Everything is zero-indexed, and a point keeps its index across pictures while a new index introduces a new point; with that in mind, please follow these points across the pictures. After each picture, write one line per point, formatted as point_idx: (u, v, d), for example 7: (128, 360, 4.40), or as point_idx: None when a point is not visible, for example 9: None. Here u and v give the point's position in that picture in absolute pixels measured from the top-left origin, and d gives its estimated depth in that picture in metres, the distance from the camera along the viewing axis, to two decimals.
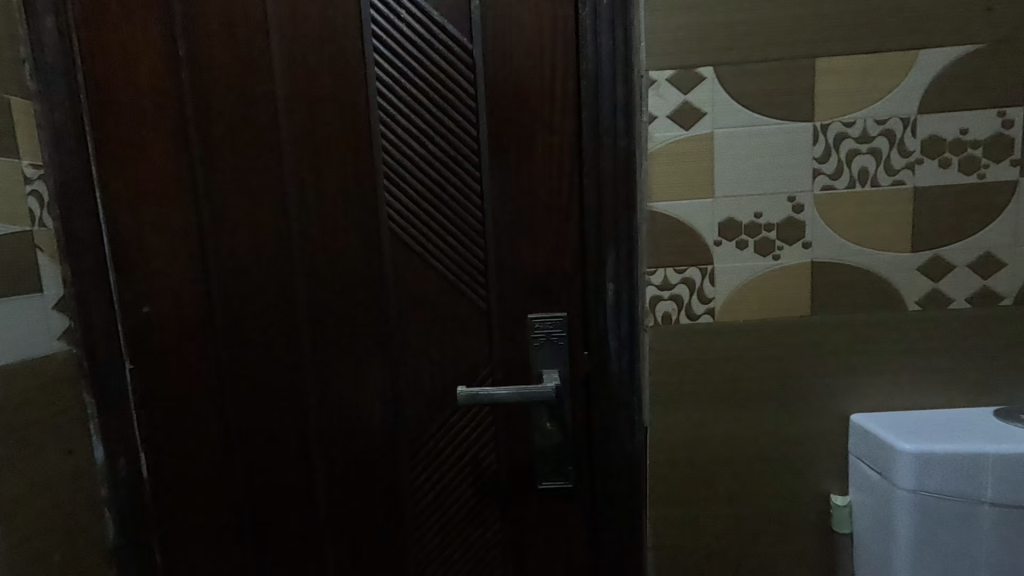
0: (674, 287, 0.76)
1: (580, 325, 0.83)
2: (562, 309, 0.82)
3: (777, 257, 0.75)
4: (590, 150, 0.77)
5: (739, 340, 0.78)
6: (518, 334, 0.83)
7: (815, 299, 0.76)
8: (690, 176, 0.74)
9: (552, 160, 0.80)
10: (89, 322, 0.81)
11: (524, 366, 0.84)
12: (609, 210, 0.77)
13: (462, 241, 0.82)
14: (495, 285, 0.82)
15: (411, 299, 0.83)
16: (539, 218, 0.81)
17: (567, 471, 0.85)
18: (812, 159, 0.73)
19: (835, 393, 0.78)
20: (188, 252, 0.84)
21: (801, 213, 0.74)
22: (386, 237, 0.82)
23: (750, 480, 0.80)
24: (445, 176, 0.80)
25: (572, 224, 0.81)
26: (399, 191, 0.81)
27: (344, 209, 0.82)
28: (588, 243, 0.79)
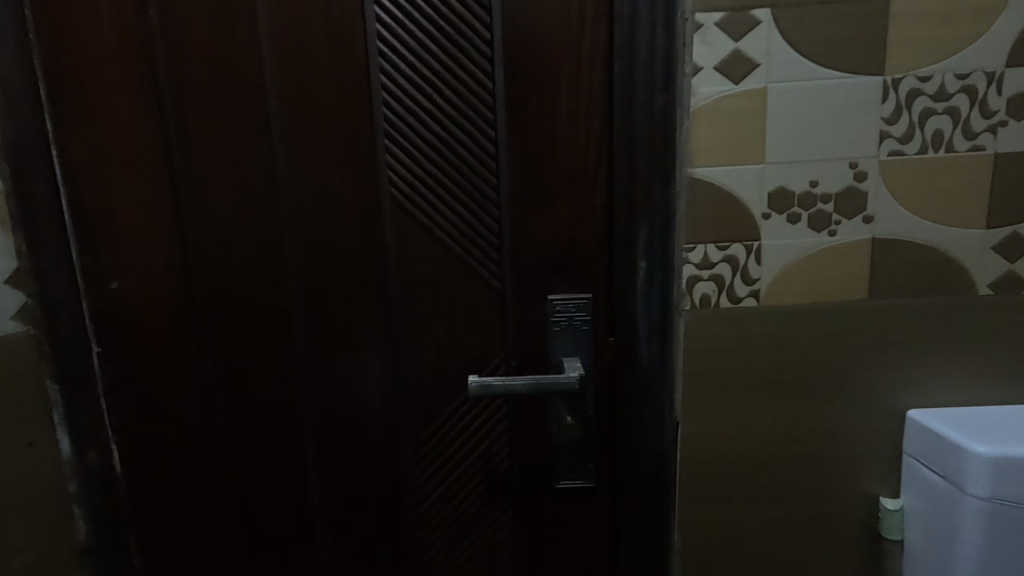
0: (715, 266, 0.67)
1: (606, 309, 0.73)
2: (586, 289, 0.73)
3: (834, 233, 0.66)
4: (623, 107, 0.67)
5: (786, 326, 0.69)
6: (536, 317, 0.74)
7: (875, 281, 0.67)
8: (737, 139, 0.64)
9: (577, 120, 0.70)
10: (49, 299, 0.72)
11: (542, 353, 0.75)
12: (644, 177, 0.67)
13: (474, 211, 0.72)
14: (511, 262, 0.73)
15: (416, 278, 0.74)
16: (562, 186, 0.71)
17: (588, 469, 0.77)
18: (879, 120, 0.63)
19: (890, 386, 0.70)
20: (162, 222, 0.74)
21: (863, 182, 0.65)
22: (387, 205, 0.72)
23: (791, 482, 0.72)
24: (455, 137, 0.70)
25: (600, 192, 0.71)
26: (403, 153, 0.71)
27: (340, 173, 0.72)
28: (618, 215, 0.70)
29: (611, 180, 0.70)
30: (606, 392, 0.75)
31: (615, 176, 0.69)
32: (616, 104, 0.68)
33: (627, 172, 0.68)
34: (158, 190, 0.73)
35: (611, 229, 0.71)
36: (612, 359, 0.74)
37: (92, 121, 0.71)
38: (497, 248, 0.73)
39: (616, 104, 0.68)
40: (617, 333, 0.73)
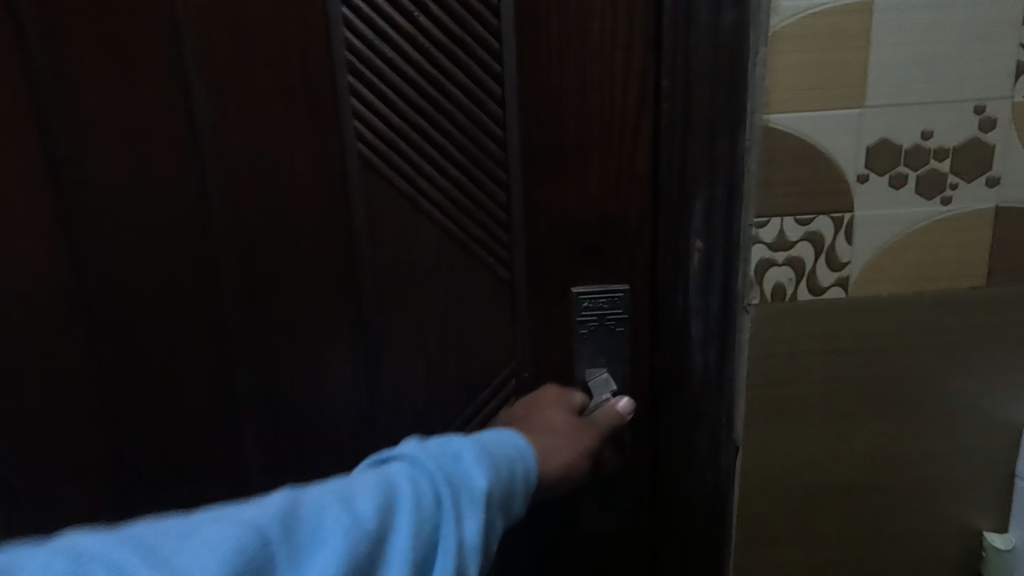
0: (792, 247, 0.51)
1: (646, 302, 0.57)
2: (620, 278, 0.57)
3: (947, 201, 0.50)
4: (675, 32, 0.50)
5: (879, 323, 0.53)
6: (556, 314, 0.58)
7: (994, 262, 0.52)
8: (832, 72, 0.48)
9: (612, 51, 0.52)
10: None
11: (563, 360, 0.58)
12: (701, 128, 0.51)
13: (474, 176, 0.54)
14: (523, 244, 0.56)
15: (399, 267, 0.56)
16: (592, 142, 0.54)
17: (621, 503, 0.61)
18: (1017, 47, 0.48)
19: (1003, 395, 0.55)
20: (37, 195, 0.53)
21: (989, 133, 0.49)
22: (354, 167, 0.54)
23: (874, 516, 0.58)
24: (448, 76, 0.52)
25: (641, 150, 0.53)
26: (378, 98, 0.52)
27: (290, 126, 0.53)
28: (667, 180, 0.53)
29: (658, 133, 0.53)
30: (643, 407, 0.59)
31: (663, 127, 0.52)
32: (665, 27, 0.50)
33: (679, 121, 0.51)
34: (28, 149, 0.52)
35: (657, 198, 0.54)
36: (653, 366, 0.58)
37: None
38: (505, 227, 0.55)
39: (665, 28, 0.50)
40: (661, 334, 0.56)
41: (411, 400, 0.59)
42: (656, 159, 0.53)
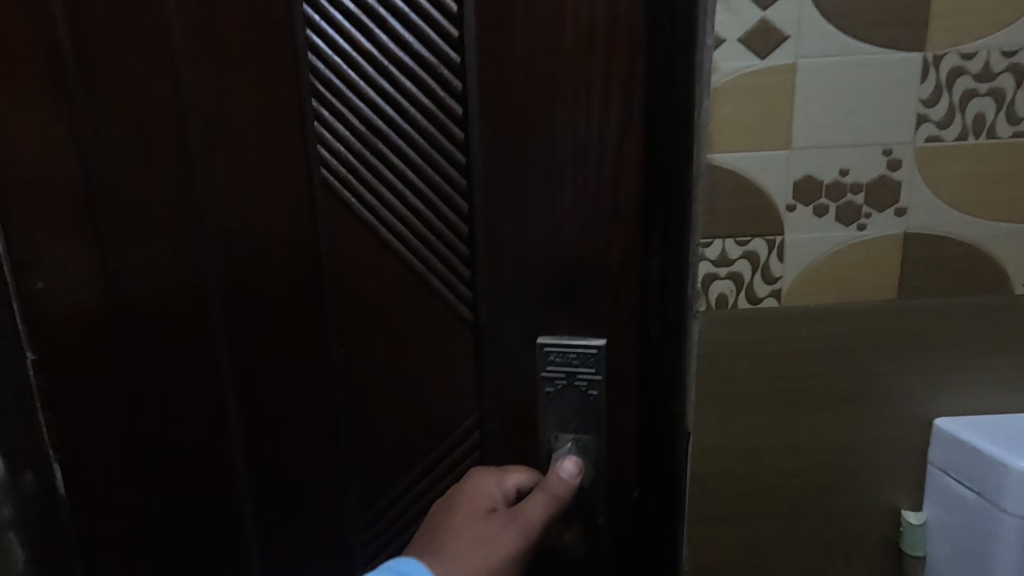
0: (733, 263, 0.61)
1: (603, 360, 0.67)
2: (580, 305, 0.66)
3: (863, 227, 0.60)
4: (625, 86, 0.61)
5: (808, 328, 0.63)
6: (521, 346, 0.68)
7: (904, 279, 0.61)
8: (763, 119, 0.58)
9: (569, 96, 0.61)
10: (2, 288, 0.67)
11: (530, 405, 0.69)
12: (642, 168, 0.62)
13: (434, 204, 0.65)
14: (483, 254, 0.66)
15: (378, 267, 0.68)
16: (542, 172, 0.63)
17: (586, 492, 0.71)
18: (918, 101, 0.57)
19: (915, 392, 0.64)
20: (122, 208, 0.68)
21: (897, 171, 0.59)
22: (319, 195, 0.66)
23: (805, 494, 0.68)
24: (412, 113, 0.63)
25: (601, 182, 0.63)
26: (351, 125, 0.64)
27: (289, 149, 0.65)
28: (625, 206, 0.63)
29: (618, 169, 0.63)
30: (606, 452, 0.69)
31: (599, 157, 0.63)
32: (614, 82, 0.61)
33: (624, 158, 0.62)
34: (123, 176, 0.67)
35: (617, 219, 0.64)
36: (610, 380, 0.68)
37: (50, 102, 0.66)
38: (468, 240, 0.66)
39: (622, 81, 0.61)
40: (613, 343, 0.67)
41: (402, 389, 0.71)
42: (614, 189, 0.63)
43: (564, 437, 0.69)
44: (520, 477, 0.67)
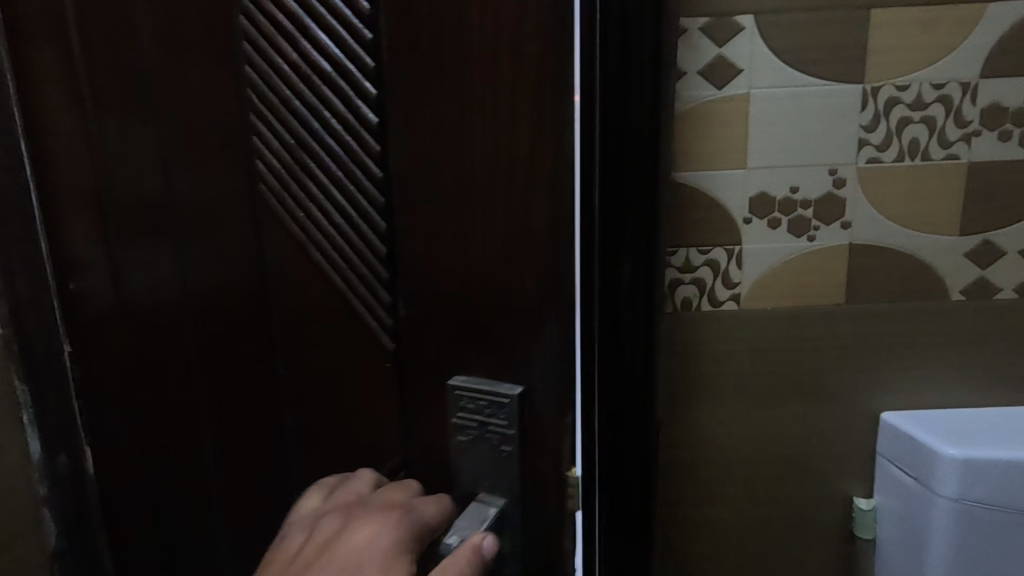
0: (696, 270, 0.68)
1: (515, 411, 0.67)
2: (495, 350, 0.67)
3: (812, 238, 0.67)
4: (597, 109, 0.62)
5: (765, 329, 0.70)
6: (436, 390, 0.69)
7: (851, 285, 0.68)
8: (720, 142, 0.65)
9: (493, 120, 0.61)
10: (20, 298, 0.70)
11: (445, 446, 0.71)
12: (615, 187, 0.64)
13: (357, 239, 0.67)
14: (401, 276, 0.67)
15: (310, 281, 0.70)
16: (460, 197, 0.63)
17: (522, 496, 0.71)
18: (858, 128, 0.64)
19: (865, 388, 0.71)
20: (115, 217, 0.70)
21: (841, 189, 0.66)
22: (261, 225, 0.70)
23: (766, 482, 0.74)
24: (337, 151, 0.65)
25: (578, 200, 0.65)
26: (284, 158, 0.67)
27: (233, 172, 0.69)
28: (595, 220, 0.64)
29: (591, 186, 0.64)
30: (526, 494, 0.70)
31: (516, 178, 0.62)
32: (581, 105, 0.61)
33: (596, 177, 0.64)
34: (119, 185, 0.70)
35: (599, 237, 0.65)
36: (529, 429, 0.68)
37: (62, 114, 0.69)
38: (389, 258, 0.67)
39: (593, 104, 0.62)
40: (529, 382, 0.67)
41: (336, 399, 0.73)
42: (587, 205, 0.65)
43: (485, 500, 0.70)
44: (430, 510, 0.68)
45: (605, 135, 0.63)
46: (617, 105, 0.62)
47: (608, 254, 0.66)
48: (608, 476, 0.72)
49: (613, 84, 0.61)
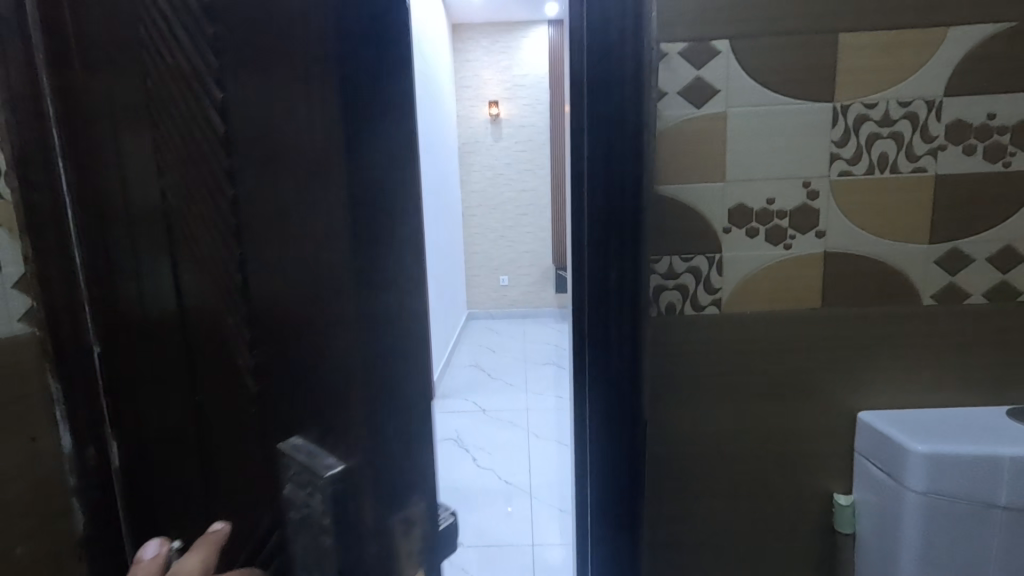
0: (679, 276, 0.73)
1: (338, 500, 0.37)
2: (328, 413, 0.38)
3: (789, 247, 0.71)
4: (583, 132, 0.71)
5: (746, 332, 0.74)
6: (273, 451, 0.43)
7: (827, 292, 0.72)
8: (699, 158, 0.70)
9: (310, 47, 0.34)
10: None
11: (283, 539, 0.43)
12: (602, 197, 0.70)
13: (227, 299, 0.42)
14: (270, 350, 0.41)
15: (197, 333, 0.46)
16: (291, 181, 0.37)
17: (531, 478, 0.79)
18: (830, 143, 0.69)
19: (843, 389, 0.75)
20: None
21: (816, 200, 0.70)
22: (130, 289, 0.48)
23: (750, 479, 0.77)
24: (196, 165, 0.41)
25: (575, 210, 0.75)
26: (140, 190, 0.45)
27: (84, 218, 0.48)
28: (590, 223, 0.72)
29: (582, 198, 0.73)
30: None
31: (364, 142, 0.35)
32: (575, 131, 0.73)
33: (583, 190, 0.73)
34: None
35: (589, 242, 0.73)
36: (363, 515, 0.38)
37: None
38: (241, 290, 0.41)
39: (579, 129, 0.72)
40: (364, 467, 0.37)
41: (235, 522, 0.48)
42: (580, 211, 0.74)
43: None
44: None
45: (594, 152, 0.70)
46: (600, 124, 0.69)
47: (598, 259, 0.72)
48: (599, 468, 0.77)
49: (599, 107, 0.68)
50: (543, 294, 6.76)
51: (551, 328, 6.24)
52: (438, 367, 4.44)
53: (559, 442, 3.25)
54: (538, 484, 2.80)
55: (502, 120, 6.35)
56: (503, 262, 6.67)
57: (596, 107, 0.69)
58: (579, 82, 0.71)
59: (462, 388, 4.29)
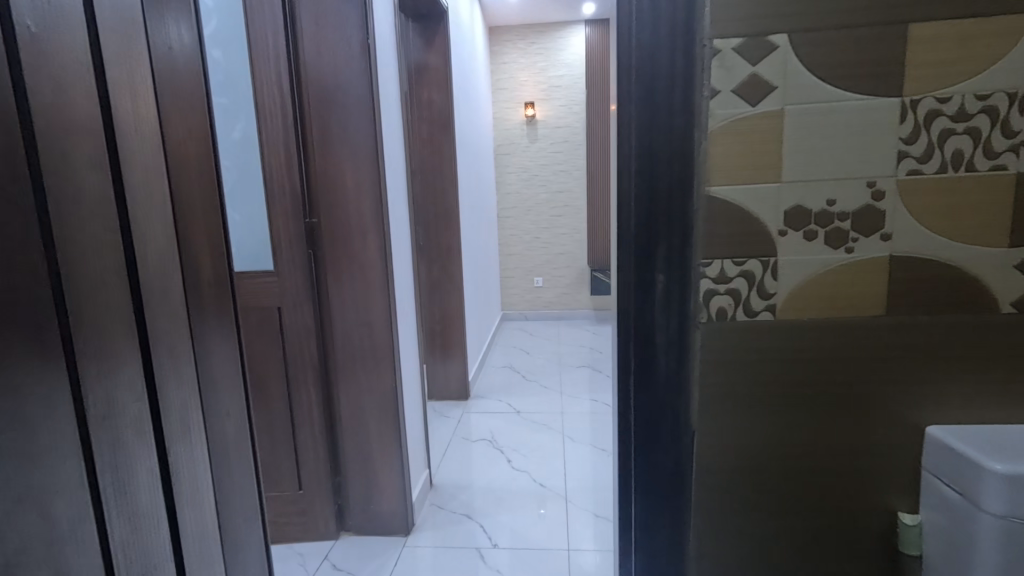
0: (731, 280, 0.70)
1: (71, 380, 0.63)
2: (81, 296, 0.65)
3: (850, 250, 0.68)
4: (627, 136, 0.70)
5: (803, 340, 0.70)
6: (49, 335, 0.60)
7: (891, 298, 0.68)
8: (753, 157, 0.67)
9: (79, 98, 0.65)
10: (172, 307, 0.82)
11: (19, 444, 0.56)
12: (644, 201, 0.70)
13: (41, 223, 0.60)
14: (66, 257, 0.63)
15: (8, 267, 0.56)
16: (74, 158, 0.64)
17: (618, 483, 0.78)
18: (898, 140, 0.65)
19: (909, 400, 0.70)
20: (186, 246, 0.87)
21: (881, 201, 0.66)
22: None
23: (805, 493, 0.74)
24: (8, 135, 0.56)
25: (619, 213, 0.74)
26: None
27: None
28: (629, 228, 0.72)
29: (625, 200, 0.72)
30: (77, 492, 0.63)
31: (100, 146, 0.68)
32: (620, 135, 0.73)
33: (626, 193, 0.72)
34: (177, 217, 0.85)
35: (628, 245, 0.72)
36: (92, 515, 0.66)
37: (141, 147, 0.76)
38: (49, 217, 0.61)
39: (621, 134, 0.71)
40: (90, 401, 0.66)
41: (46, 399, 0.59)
42: (624, 214, 0.73)
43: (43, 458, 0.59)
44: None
45: (637, 158, 0.69)
46: (642, 131, 0.68)
47: (640, 264, 0.71)
48: (642, 474, 0.76)
49: (644, 114, 0.68)
50: (578, 296, 6.72)
51: (585, 331, 6.19)
52: (473, 367, 4.47)
53: (594, 446, 3.22)
54: (573, 488, 2.78)
55: (538, 121, 6.35)
56: (538, 263, 6.66)
57: (638, 115, 0.68)
58: (626, 85, 0.69)
59: (497, 388, 4.31)
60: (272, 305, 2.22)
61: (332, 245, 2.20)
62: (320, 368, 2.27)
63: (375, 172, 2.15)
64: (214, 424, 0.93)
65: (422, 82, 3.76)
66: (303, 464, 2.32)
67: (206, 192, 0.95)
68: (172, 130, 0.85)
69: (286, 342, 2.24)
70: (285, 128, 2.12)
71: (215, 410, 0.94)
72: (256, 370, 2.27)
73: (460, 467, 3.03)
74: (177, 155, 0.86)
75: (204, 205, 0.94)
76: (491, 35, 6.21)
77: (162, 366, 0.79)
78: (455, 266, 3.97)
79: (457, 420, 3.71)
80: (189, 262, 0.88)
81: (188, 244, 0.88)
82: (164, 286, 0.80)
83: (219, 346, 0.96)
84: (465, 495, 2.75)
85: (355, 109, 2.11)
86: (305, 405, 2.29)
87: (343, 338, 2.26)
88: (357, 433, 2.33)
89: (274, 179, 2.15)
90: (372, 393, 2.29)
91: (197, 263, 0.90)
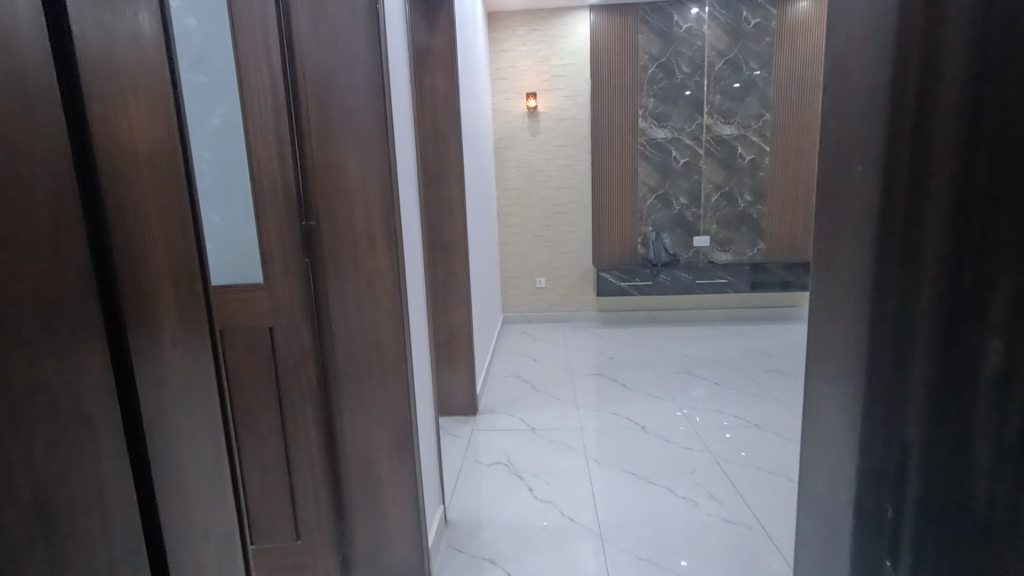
0: None
1: None
2: None
3: None
4: (926, 135, 0.52)
5: None
6: None
7: None
8: None
9: None
10: (82, 381, 0.45)
11: None
12: (945, 222, 0.51)
13: None
14: None
15: None
16: None
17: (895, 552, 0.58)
18: None
19: None
20: (130, 268, 0.52)
21: None
22: None
23: None
24: None
25: (907, 192, 0.55)
26: None
27: None
28: (913, 259, 0.54)
29: (916, 225, 0.54)
30: None
31: None
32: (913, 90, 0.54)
33: (917, 211, 0.54)
34: (115, 220, 0.50)
35: (903, 279, 0.56)
36: None
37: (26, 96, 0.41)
38: None
39: (911, 133, 0.54)
40: None
41: None
42: (904, 236, 0.55)
43: None
44: None
45: (949, 112, 0.50)
46: (968, 127, 0.48)
47: (955, 263, 0.50)
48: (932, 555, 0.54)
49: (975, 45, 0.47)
50: (582, 297, 6.41)
51: (592, 334, 5.89)
52: (479, 378, 4.14)
53: (622, 470, 2.93)
54: (605, 523, 2.49)
55: (540, 113, 6.01)
56: (540, 264, 6.34)
57: (951, 108, 0.50)
58: (938, 65, 0.51)
59: (506, 401, 3.99)
60: (263, 325, 1.87)
61: (334, 253, 1.85)
62: (321, 398, 1.92)
63: (385, 166, 1.80)
64: (184, 549, 0.58)
65: (424, 66, 3.40)
66: (302, 510, 1.99)
67: (167, 181, 0.61)
68: (102, 75, 0.50)
69: (280, 368, 1.89)
70: (276, 111, 1.75)
71: (189, 526, 0.59)
72: (244, 402, 1.91)
73: (475, 499, 2.70)
74: (120, 132, 0.53)
75: (167, 210, 0.60)
76: (490, 21, 5.85)
77: (39, 489, 0.41)
78: (461, 270, 3.64)
79: (467, 440, 3.38)
80: (135, 293, 0.53)
81: (136, 266, 0.54)
82: (88, 344, 0.46)
83: (199, 429, 0.62)
84: (485, 534, 2.43)
85: (361, 90, 1.77)
86: (303, 442, 1.94)
87: (347, 363, 1.91)
88: (365, 473, 1.98)
89: (263, 175, 1.79)
90: (384, 427, 1.95)
91: (154, 295, 0.56)
